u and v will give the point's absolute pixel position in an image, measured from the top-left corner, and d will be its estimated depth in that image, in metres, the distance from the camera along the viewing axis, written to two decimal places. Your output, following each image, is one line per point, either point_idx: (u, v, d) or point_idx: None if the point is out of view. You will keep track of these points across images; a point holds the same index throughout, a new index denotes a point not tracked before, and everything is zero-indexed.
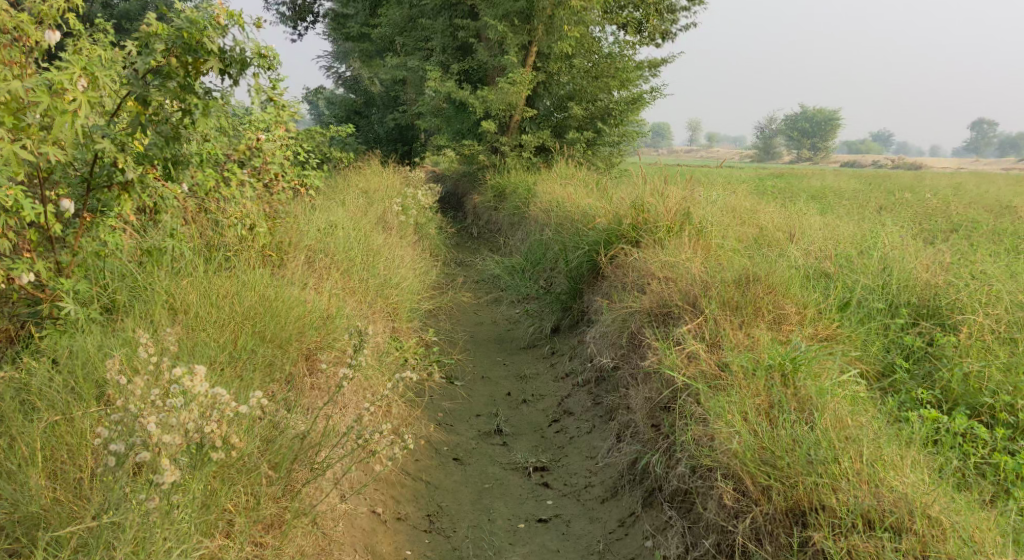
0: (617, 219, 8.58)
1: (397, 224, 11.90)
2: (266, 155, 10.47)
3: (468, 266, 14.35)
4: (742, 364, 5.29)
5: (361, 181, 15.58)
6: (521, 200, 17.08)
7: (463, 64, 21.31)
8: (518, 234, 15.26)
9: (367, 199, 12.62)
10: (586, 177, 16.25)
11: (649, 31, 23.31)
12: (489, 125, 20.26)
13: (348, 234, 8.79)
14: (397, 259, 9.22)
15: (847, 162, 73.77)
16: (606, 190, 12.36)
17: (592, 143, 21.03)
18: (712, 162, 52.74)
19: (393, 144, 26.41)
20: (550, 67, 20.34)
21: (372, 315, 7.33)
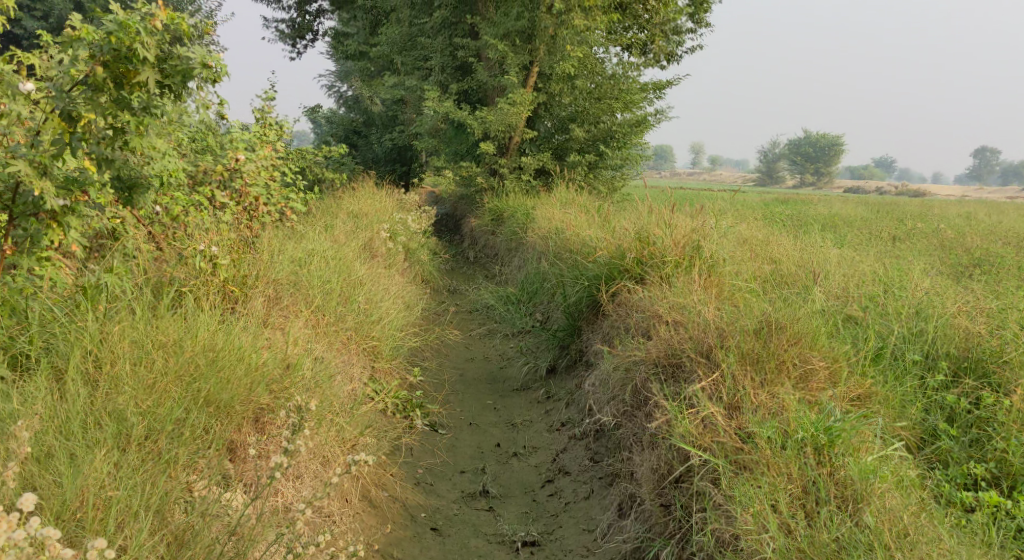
0: (619, 252, 7.85)
1: (386, 251, 11.21)
2: (244, 175, 9.80)
3: (461, 294, 13.65)
4: (769, 436, 4.59)
5: (352, 203, 14.91)
6: (520, 224, 16.43)
7: (462, 84, 20.73)
8: (515, 262, 14.58)
9: (355, 222, 11.94)
10: (588, 202, 15.59)
11: (655, 52, 22.74)
12: (487, 147, 19.64)
13: (326, 263, 8.09)
14: (380, 291, 8.51)
15: (850, 187, 73.21)
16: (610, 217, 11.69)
17: (593, 166, 20.29)
18: (715, 187, 52.04)
19: (391, 165, 25.81)
20: (551, 88, 19.77)
21: (344, 360, 6.64)
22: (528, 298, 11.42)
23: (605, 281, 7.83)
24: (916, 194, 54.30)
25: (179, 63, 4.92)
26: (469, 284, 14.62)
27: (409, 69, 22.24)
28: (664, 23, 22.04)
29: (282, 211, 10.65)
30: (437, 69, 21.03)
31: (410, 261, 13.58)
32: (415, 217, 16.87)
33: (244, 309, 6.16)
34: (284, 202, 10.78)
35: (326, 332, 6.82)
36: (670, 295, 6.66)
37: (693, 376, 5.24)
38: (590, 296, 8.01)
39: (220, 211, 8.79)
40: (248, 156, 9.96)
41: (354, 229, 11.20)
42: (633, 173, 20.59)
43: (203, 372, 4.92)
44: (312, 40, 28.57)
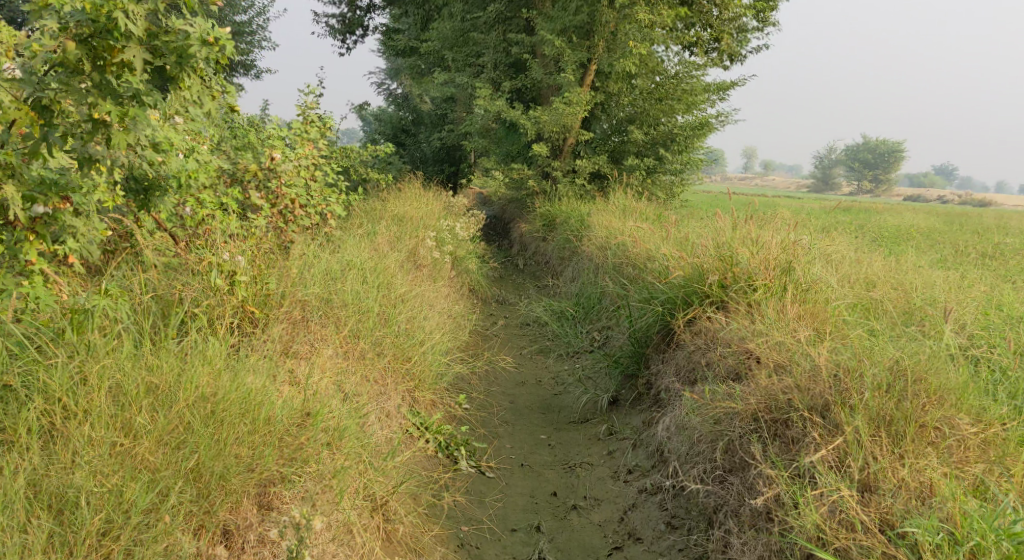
0: (697, 272, 6.86)
1: (433, 261, 10.42)
2: (281, 175, 9.07)
3: (510, 306, 12.79)
4: (932, 541, 4.02)
5: (396, 205, 14.13)
6: (573, 231, 15.54)
7: (515, 82, 19.81)
8: (568, 273, 13.69)
9: (399, 227, 11.16)
10: (647, 210, 14.63)
11: (718, 52, 21.61)
12: (540, 149, 18.78)
13: (364, 275, 7.27)
14: (424, 308, 7.70)
15: (910, 195, 70.64)
16: (677, 229, 10.75)
17: (651, 171, 19.23)
18: (768, 192, 50.36)
19: (440, 165, 25.07)
20: (609, 87, 18.81)
21: (375, 396, 5.83)
22: (584, 314, 10.56)
23: (679, 306, 6.89)
24: (982, 204, 51.95)
25: (172, 40, 4.51)
26: (518, 294, 13.77)
27: (460, 66, 21.45)
28: (730, 19, 20.89)
29: (322, 215, 9.92)
30: (490, 66, 20.20)
31: (455, 269, 12.76)
32: (463, 221, 16.08)
33: (261, 340, 5.34)
34: (324, 205, 10.05)
35: (357, 360, 6.05)
36: (760, 330, 5.71)
37: (808, 448, 4.65)
38: (661, 322, 7.07)
39: (254, 217, 8.08)
40: (285, 155, 9.22)
41: (399, 235, 10.42)
42: (694, 179, 19.52)
43: (194, 429, 4.42)
44: (361, 35, 27.88)
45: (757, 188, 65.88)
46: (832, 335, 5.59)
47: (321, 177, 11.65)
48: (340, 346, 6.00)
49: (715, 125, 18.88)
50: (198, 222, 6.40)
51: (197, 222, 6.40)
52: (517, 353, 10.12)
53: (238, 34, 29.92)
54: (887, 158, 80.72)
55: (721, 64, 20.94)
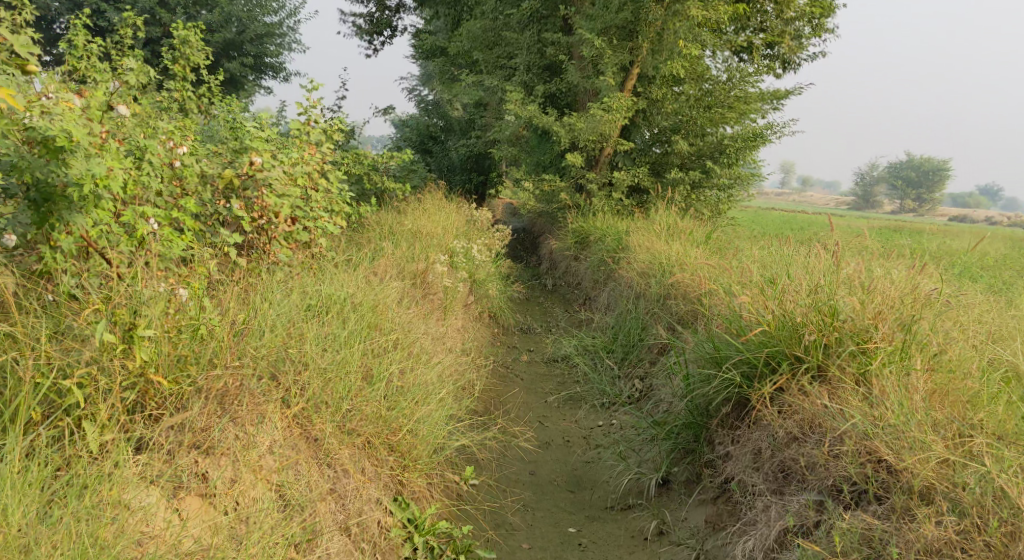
0: (787, 323, 5.44)
1: (446, 290, 8.85)
2: (264, 182, 7.63)
3: (536, 337, 11.18)
4: None
5: (411, 219, 12.64)
6: (608, 251, 13.94)
7: (549, 86, 18.27)
8: (604, 301, 12.09)
9: (409, 246, 9.67)
10: (694, 230, 12.98)
11: (770, 58, 19.87)
12: (575, 159, 17.21)
13: (346, 314, 5.80)
14: (428, 353, 6.29)
15: (954, 214, 67.86)
16: (736, 258, 9.11)
17: (697, 185, 17.52)
18: (807, 209, 48.05)
19: (468, 174, 23.62)
20: (653, 93, 17.26)
21: (327, 505, 4.64)
22: (622, 356, 8.96)
23: (758, 371, 5.48)
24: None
25: None
26: (546, 322, 12.18)
27: (491, 68, 19.97)
28: (786, 22, 19.16)
29: (315, 230, 8.45)
30: (522, 68, 18.69)
31: (474, 294, 11.22)
32: (487, 237, 14.56)
33: (150, 434, 4.28)
34: (319, 219, 8.60)
35: (309, 452, 4.80)
36: (899, 433, 4.62)
37: None
38: (728, 394, 5.60)
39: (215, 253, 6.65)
40: (269, 158, 7.75)
41: (407, 255, 8.94)
42: (744, 194, 17.77)
43: None
44: (388, 36, 26.46)
45: (794, 205, 63.41)
46: (1007, 441, 4.52)
47: (322, 185, 10.18)
48: (285, 427, 4.75)
49: (769, 138, 17.18)
50: (137, 241, 5.17)
51: (135, 240, 5.15)
52: (542, 403, 8.48)
53: (266, 34, 28.61)
54: (932, 177, 77.82)
55: (775, 72, 19.22)
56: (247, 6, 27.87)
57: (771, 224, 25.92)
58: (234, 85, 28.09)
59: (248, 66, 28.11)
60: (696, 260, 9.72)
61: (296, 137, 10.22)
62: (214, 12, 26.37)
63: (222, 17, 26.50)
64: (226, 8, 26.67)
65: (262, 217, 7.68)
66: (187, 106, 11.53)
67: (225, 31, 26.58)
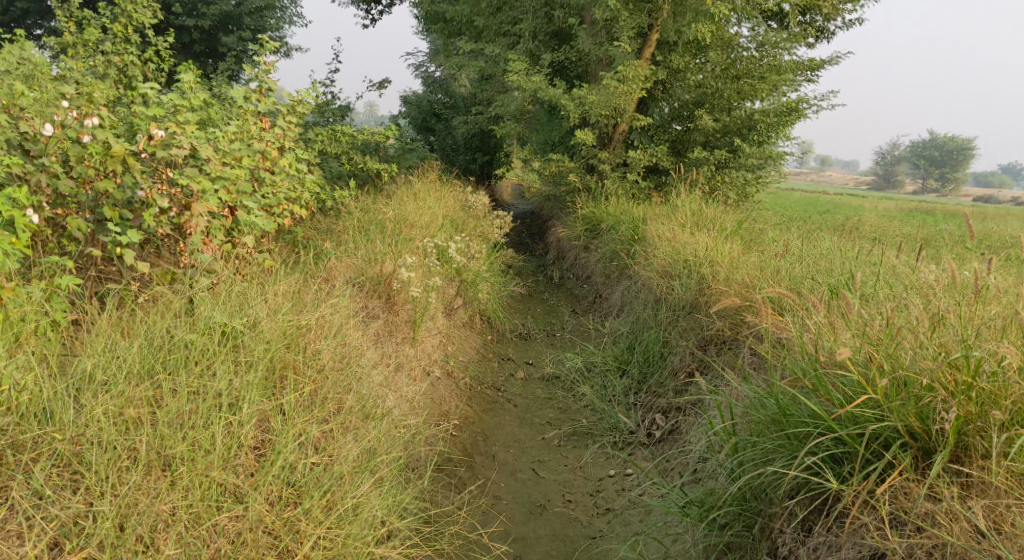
0: (914, 396, 4.90)
1: (408, 305, 7.24)
2: (170, 160, 6.51)
3: (532, 348, 9.54)
4: None
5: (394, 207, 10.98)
6: (619, 243, 12.27)
7: (556, 55, 16.54)
8: (616, 304, 10.42)
9: (379, 243, 8.09)
10: (723, 217, 11.24)
11: (805, 23, 17.90)
12: (585, 136, 15.50)
13: (221, 361, 5.39)
14: (342, 394, 5.79)
15: (980, 195, 65.33)
16: (780, 263, 7.43)
17: (721, 165, 15.55)
18: (828, 191, 45.61)
19: (473, 154, 21.91)
20: (673, 62, 15.52)
21: None
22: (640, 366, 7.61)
23: (855, 459, 5.02)
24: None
25: None
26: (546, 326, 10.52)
27: (494, 36, 18.21)
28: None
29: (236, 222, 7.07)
30: (527, 34, 16.87)
31: (463, 296, 9.59)
32: (484, 226, 12.95)
33: None
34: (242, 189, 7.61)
35: None
36: None
37: None
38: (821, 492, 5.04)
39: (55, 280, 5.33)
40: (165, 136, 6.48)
41: (368, 256, 7.36)
42: (775, 176, 15.84)
43: None
44: (387, 5, 24.56)
45: (815, 186, 60.91)
46: None
47: (277, 166, 8.55)
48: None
49: (804, 112, 15.33)
50: None
51: None
52: (539, 440, 6.87)
53: (267, 7, 26.72)
54: (957, 156, 75.12)
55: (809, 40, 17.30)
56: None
57: (798, 207, 23.88)
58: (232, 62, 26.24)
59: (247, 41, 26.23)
60: (728, 259, 8.02)
61: (244, 108, 8.55)
62: None
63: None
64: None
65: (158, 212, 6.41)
66: (130, 73, 9.86)
67: (224, 3, 24.67)
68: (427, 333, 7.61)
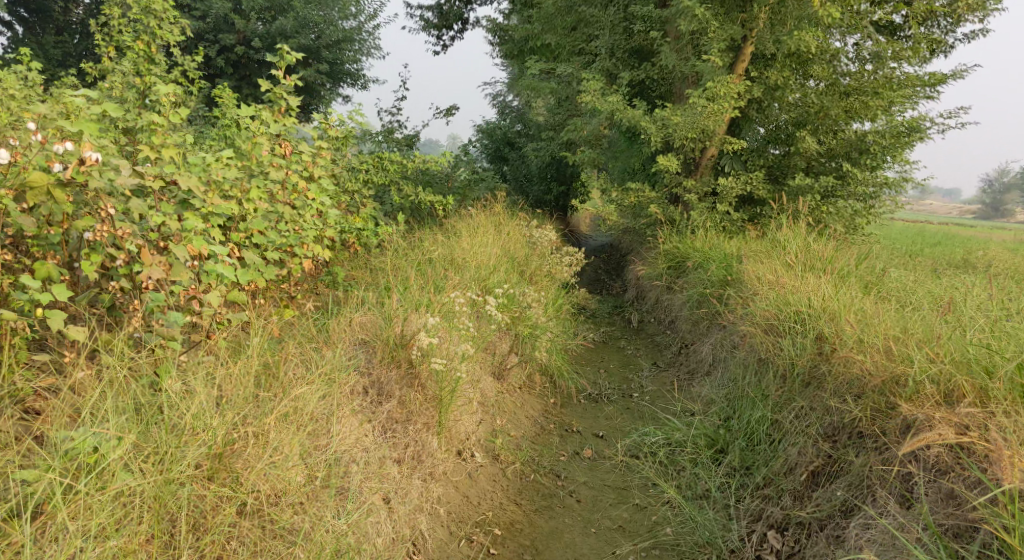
0: None
1: (420, 382, 6.39)
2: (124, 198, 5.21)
3: (595, 412, 8.04)
4: None
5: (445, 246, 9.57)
6: (707, 286, 10.54)
7: (636, 74, 15.01)
8: (704, 362, 8.74)
9: (416, 300, 6.99)
10: (835, 255, 9.47)
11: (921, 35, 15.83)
12: (668, 162, 13.89)
13: (62, 525, 4.54)
14: (277, 542, 5.05)
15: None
16: (915, 319, 6.15)
17: (826, 194, 13.61)
18: (934, 224, 42.36)
19: (548, 184, 20.47)
20: (769, 78, 13.83)
21: None
22: (746, 442, 6.44)
23: None
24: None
25: None
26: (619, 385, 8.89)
27: (569, 56, 16.83)
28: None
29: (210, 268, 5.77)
30: (604, 52, 15.42)
31: (520, 351, 8.14)
32: (551, 265, 11.46)
33: None
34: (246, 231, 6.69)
35: None
36: None
37: None
38: None
39: None
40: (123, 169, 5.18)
41: (389, 314, 6.56)
42: (891, 205, 13.78)
43: None
44: (460, 30, 23.51)
45: (917, 218, 57.21)
46: None
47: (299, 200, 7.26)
48: None
49: (925, 133, 13.35)
50: None
51: None
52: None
53: (344, 39, 26.03)
54: None
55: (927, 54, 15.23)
56: (325, 9, 25.23)
57: (907, 241, 21.39)
58: (309, 94, 25.49)
59: (323, 73, 25.45)
60: (852, 311, 6.57)
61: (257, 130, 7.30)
62: (290, 17, 23.70)
63: (295, 21, 23.86)
64: (302, 11, 23.99)
65: (102, 263, 5.18)
66: (151, 95, 8.76)
67: (300, 34, 23.93)
68: (458, 413, 6.61)
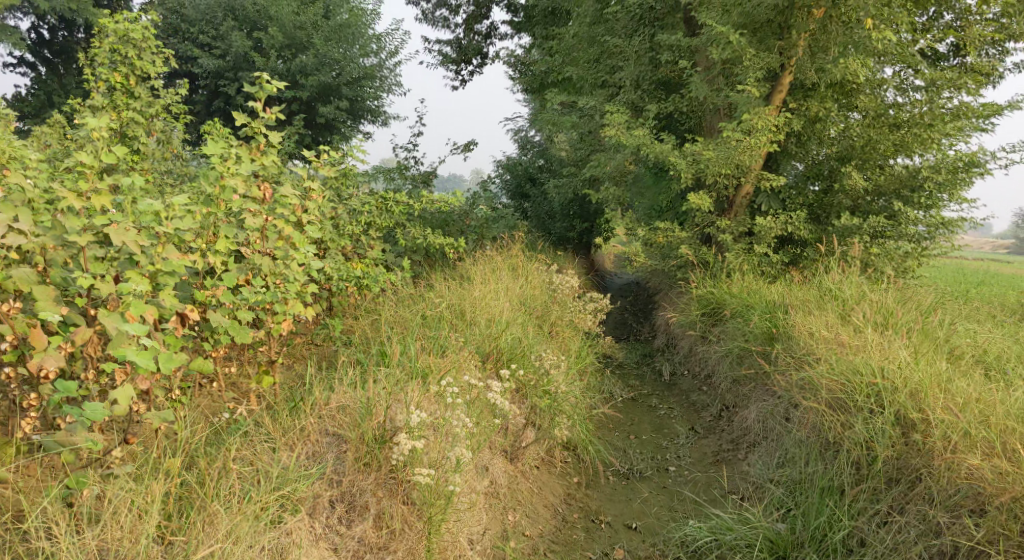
0: None
1: (389, 478, 6.46)
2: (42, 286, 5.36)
3: (628, 492, 7.79)
4: None
5: (451, 300, 8.61)
6: (749, 339, 9.36)
7: (664, 106, 14.03)
8: (735, 434, 8.46)
9: (412, 391, 6.88)
10: (898, 307, 8.31)
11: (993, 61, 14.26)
12: (700, 200, 12.82)
13: None
14: None
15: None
16: (1010, 399, 6.62)
17: (874, 234, 12.38)
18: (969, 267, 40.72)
19: (571, 221, 19.48)
20: (810, 109, 12.78)
21: None
22: (816, 553, 6.67)
23: None
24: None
25: None
26: (649, 452, 8.49)
27: (591, 89, 15.89)
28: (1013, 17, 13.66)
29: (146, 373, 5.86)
30: (628, 84, 14.47)
31: (534, 433, 7.90)
32: (572, 316, 10.39)
33: None
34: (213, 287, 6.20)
35: None
36: None
37: None
38: None
39: None
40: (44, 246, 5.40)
41: (368, 406, 6.57)
42: (945, 245, 12.37)
43: None
44: (479, 64, 22.71)
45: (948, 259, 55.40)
46: None
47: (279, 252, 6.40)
48: None
49: (984, 168, 12.12)
50: None
51: None
52: None
53: (365, 76, 24.73)
54: None
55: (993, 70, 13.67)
56: (345, 45, 23.96)
57: (953, 282, 20.00)
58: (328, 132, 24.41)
59: (343, 112, 24.30)
60: (942, 388, 6.81)
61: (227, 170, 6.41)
62: (311, 54, 22.70)
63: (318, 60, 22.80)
64: (321, 48, 22.86)
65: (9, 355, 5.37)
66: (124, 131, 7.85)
67: (321, 73, 22.84)
68: (455, 518, 6.62)
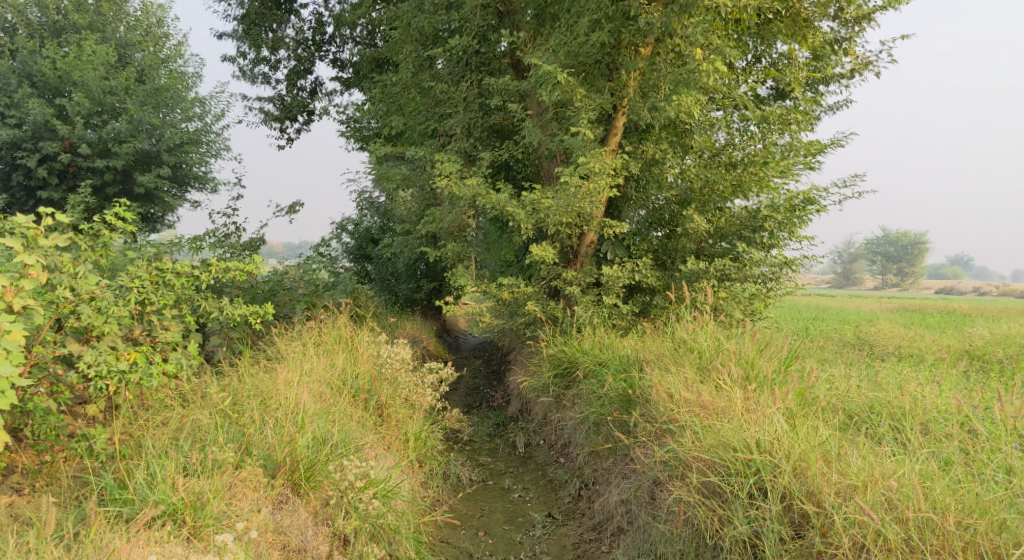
0: None
1: None
2: None
3: None
4: None
5: (226, 408, 7.26)
6: (604, 403, 8.24)
7: (498, 153, 13.08)
8: (597, 521, 7.58)
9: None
10: (755, 357, 7.54)
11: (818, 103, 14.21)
12: (543, 250, 11.85)
13: None
14: None
15: (946, 287, 62.92)
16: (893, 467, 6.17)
17: (720, 277, 11.81)
18: (797, 304, 42.33)
19: (417, 280, 18.29)
20: (647, 151, 12.19)
21: None
22: None
23: None
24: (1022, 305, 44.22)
25: None
26: (502, 552, 7.48)
27: (420, 139, 14.78)
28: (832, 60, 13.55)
29: None
30: (458, 131, 13.44)
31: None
32: (404, 393, 9.01)
33: None
34: None
35: None
36: None
37: None
38: None
39: None
40: None
41: None
42: (789, 284, 12.02)
43: None
44: (305, 121, 21.23)
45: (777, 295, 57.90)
46: None
47: None
48: None
49: (820, 204, 11.86)
50: None
51: None
52: None
53: (189, 141, 22.21)
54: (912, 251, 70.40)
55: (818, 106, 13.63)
56: (164, 110, 21.24)
57: (794, 320, 20.05)
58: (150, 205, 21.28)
59: (166, 180, 21.44)
60: (827, 461, 6.28)
61: None
62: (125, 120, 19.62)
63: (135, 127, 19.83)
64: (137, 114, 19.96)
65: None
66: None
67: (138, 140, 19.90)
68: None
